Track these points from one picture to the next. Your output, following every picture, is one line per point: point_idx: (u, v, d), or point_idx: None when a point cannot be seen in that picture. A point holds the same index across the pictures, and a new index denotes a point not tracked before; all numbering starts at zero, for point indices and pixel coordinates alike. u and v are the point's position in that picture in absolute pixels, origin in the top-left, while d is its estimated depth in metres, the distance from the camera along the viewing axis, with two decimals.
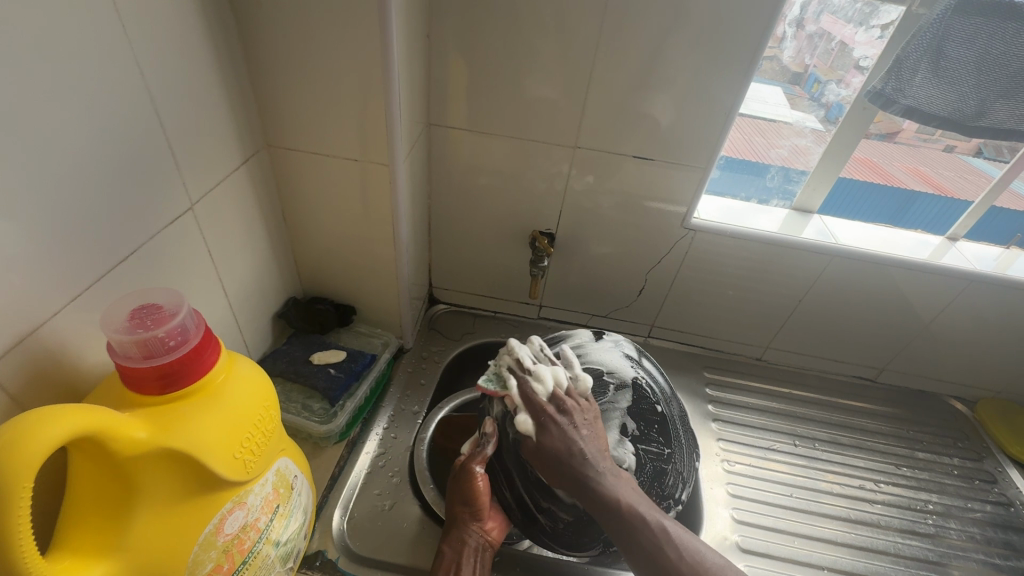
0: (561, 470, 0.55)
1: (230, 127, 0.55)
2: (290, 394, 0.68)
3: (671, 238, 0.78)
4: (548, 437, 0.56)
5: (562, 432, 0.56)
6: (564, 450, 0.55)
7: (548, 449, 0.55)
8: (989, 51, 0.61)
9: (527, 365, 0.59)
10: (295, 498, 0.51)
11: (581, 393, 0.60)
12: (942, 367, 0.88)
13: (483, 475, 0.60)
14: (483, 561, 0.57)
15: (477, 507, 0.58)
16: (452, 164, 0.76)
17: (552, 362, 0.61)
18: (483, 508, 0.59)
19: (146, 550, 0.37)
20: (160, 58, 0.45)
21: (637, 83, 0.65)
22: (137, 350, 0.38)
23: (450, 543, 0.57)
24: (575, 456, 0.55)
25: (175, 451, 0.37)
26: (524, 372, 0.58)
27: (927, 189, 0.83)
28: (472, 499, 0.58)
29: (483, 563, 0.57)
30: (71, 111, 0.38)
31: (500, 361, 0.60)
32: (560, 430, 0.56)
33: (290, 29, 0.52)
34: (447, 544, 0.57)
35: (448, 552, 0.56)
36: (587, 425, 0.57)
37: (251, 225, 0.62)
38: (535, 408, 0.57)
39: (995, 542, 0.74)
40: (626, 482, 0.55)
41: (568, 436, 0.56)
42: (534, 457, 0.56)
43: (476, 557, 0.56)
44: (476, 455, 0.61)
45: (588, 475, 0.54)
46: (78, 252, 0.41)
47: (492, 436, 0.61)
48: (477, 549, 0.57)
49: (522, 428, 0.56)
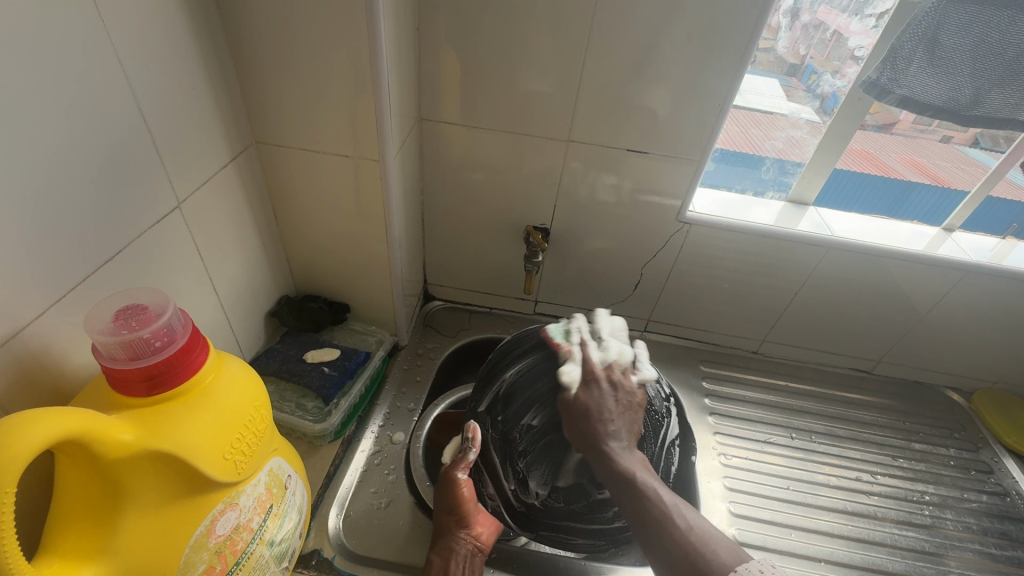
0: (584, 434, 0.54)
1: (217, 125, 0.55)
2: (283, 393, 0.68)
3: (667, 231, 0.78)
4: (590, 395, 0.55)
5: (603, 396, 0.55)
6: (596, 413, 0.54)
7: (583, 407, 0.54)
8: (985, 39, 0.60)
9: (601, 336, 0.60)
10: (289, 497, 0.51)
11: (642, 381, 0.58)
12: (938, 359, 0.88)
13: (466, 481, 0.59)
14: (472, 566, 0.57)
15: (462, 514, 0.58)
16: (445, 160, 0.75)
17: (625, 341, 0.60)
18: (470, 516, 0.58)
19: (136, 552, 0.37)
20: (143, 56, 0.44)
21: (632, 74, 0.64)
22: (123, 351, 0.37)
23: (438, 551, 0.57)
24: (605, 420, 0.54)
25: (163, 453, 0.37)
26: (587, 338, 0.59)
27: (924, 180, 0.81)
28: (462, 505, 0.58)
29: (473, 568, 0.57)
30: (51, 109, 0.38)
31: (569, 324, 0.62)
32: (600, 395, 0.55)
33: (276, 24, 0.52)
34: (435, 552, 0.57)
35: (436, 560, 0.57)
36: (627, 406, 0.56)
37: (242, 223, 0.62)
38: (585, 368, 0.56)
39: (991, 533, 0.74)
40: (642, 463, 0.53)
41: (604, 401, 0.55)
42: (568, 410, 0.55)
43: (464, 564, 0.56)
44: (458, 462, 0.60)
45: (607, 442, 0.53)
46: (61, 253, 0.40)
47: (474, 441, 0.60)
48: (468, 555, 0.57)
49: (565, 377, 0.55)
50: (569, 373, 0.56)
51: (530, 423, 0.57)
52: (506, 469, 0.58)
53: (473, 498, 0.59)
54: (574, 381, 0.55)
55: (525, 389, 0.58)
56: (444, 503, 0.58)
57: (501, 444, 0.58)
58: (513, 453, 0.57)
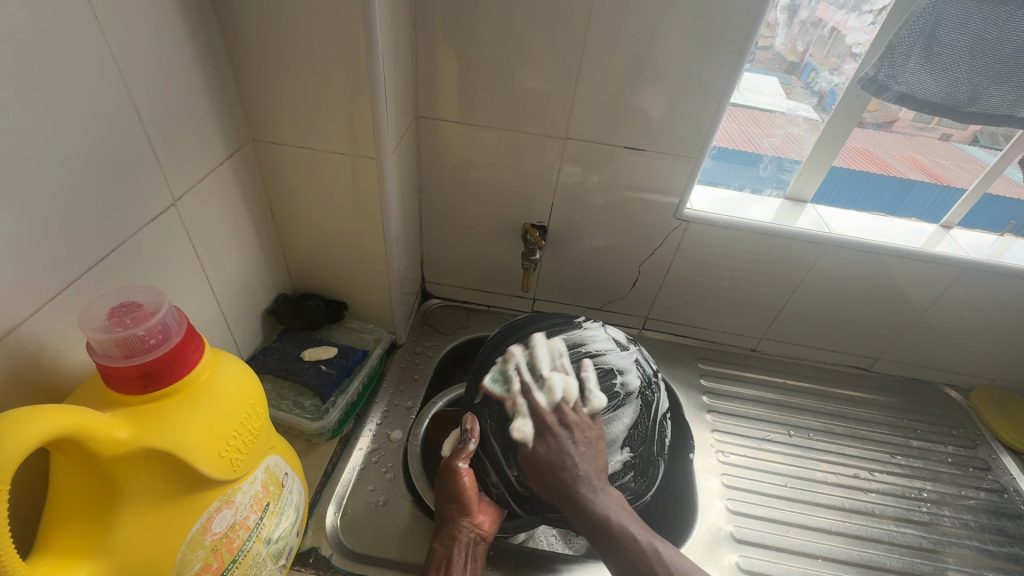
0: (551, 482, 0.56)
1: (213, 123, 0.55)
2: (281, 391, 0.68)
3: (665, 229, 0.78)
4: (545, 445, 0.56)
5: (561, 443, 0.56)
6: (558, 462, 0.55)
7: (544, 459, 0.56)
8: (983, 36, 0.60)
9: (543, 374, 0.60)
10: (286, 495, 0.51)
11: (594, 413, 0.58)
12: (936, 356, 0.88)
13: (467, 471, 0.60)
14: (474, 555, 0.57)
15: (464, 502, 0.58)
16: (443, 158, 0.75)
17: (567, 371, 0.60)
18: (472, 505, 0.58)
19: (131, 550, 0.37)
20: (138, 53, 0.44)
21: (628, 72, 0.64)
22: (117, 349, 0.37)
23: (441, 539, 0.57)
24: (571, 466, 0.56)
25: (158, 451, 0.37)
26: (530, 381, 0.59)
27: (923, 177, 0.80)
28: (463, 493, 0.58)
29: (475, 557, 0.57)
30: (45, 107, 0.37)
31: (506, 364, 0.61)
32: (559, 441, 0.56)
33: (272, 21, 0.51)
34: (438, 541, 0.57)
35: (439, 549, 0.57)
36: (586, 443, 0.57)
37: (239, 221, 0.62)
38: (539, 419, 0.57)
39: (989, 529, 0.74)
40: (614, 497, 0.56)
41: (565, 448, 0.56)
42: (529, 464, 0.56)
43: (467, 552, 0.56)
44: (459, 452, 0.60)
45: (578, 488, 0.55)
46: (56, 250, 0.40)
47: (472, 432, 0.60)
48: (470, 543, 0.57)
49: (520, 434, 0.56)
50: (521, 427, 0.57)
51: (524, 420, 0.57)
52: (511, 456, 0.57)
53: (474, 486, 0.59)
54: (527, 437, 0.56)
55: (517, 379, 0.60)
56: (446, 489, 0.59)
57: (500, 434, 0.58)
58: (515, 444, 0.57)
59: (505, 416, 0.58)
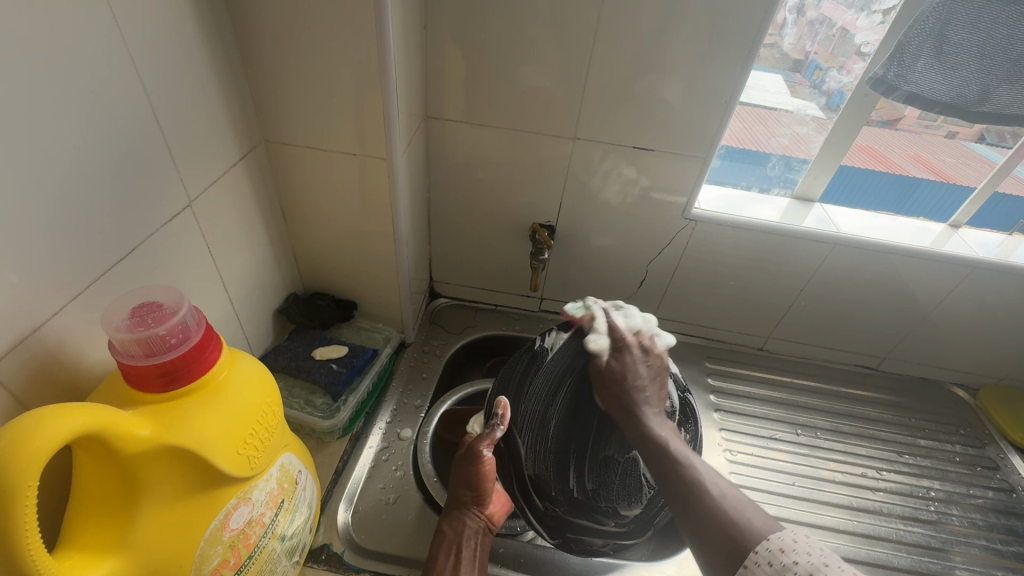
0: (618, 397, 0.54)
1: (226, 123, 0.55)
2: (292, 389, 0.69)
3: (672, 229, 0.78)
4: (623, 360, 0.55)
5: (634, 362, 0.55)
6: (630, 380, 0.54)
7: (614, 373, 0.55)
8: (993, 35, 0.60)
9: (619, 305, 0.62)
10: (300, 493, 0.51)
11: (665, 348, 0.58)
12: (944, 355, 0.88)
13: (490, 458, 0.58)
14: (481, 543, 0.58)
15: (479, 492, 0.58)
16: (452, 158, 0.75)
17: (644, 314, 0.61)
18: (487, 494, 0.58)
19: (152, 545, 0.38)
20: (154, 56, 0.45)
21: (637, 72, 0.64)
22: (138, 348, 0.38)
23: (451, 522, 0.58)
24: (637, 382, 0.54)
25: (179, 449, 0.38)
26: (608, 308, 0.61)
27: (929, 176, 0.80)
28: (483, 484, 0.57)
29: (482, 545, 0.58)
30: (66, 110, 0.38)
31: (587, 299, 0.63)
32: (631, 360, 0.55)
33: (285, 23, 0.52)
34: (448, 523, 0.58)
35: (448, 531, 0.57)
36: (654, 370, 0.56)
37: (251, 221, 0.62)
38: (613, 335, 0.57)
39: (997, 528, 0.74)
40: (672, 430, 0.53)
41: (636, 369, 0.55)
42: (598, 376, 0.55)
43: (475, 540, 0.57)
44: (483, 437, 0.58)
45: (642, 408, 0.53)
46: (76, 252, 0.41)
47: (503, 416, 0.58)
48: (477, 532, 0.58)
49: (596, 344, 0.56)
50: (596, 340, 0.56)
51: (580, 490, 0.56)
52: (597, 518, 0.57)
53: (494, 478, 0.58)
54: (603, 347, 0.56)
55: (545, 462, 0.56)
56: (466, 476, 0.58)
57: (573, 506, 0.56)
58: (590, 508, 0.56)
59: (562, 495, 0.56)
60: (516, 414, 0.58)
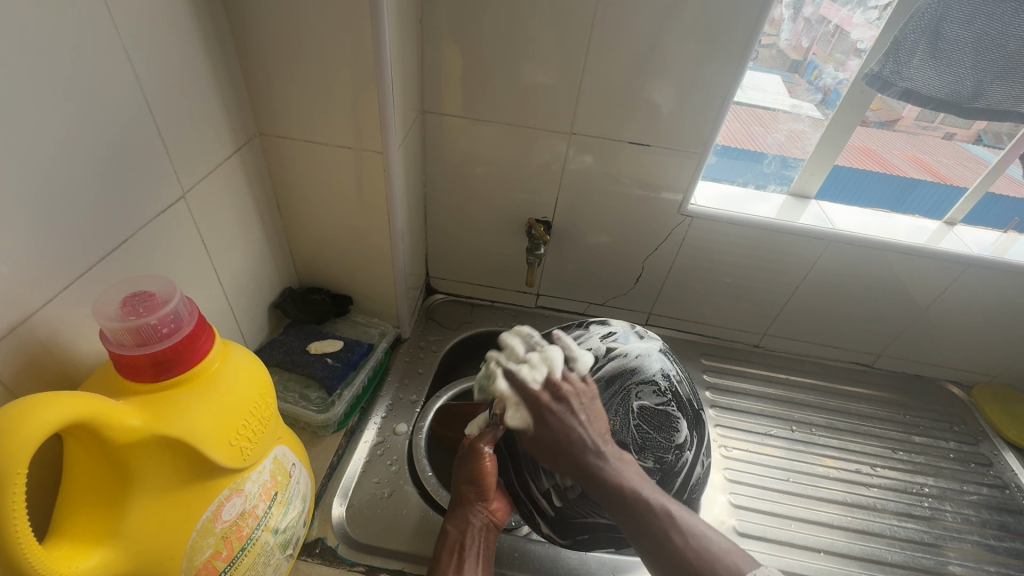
0: (562, 455, 0.53)
1: (221, 116, 0.55)
2: (287, 383, 0.69)
3: (669, 224, 0.78)
4: (551, 417, 0.54)
5: (564, 417, 0.54)
6: (564, 437, 0.53)
7: (548, 440, 0.54)
8: (987, 33, 0.60)
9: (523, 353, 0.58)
10: (294, 485, 0.51)
11: (584, 376, 0.57)
12: (938, 352, 0.88)
13: (489, 455, 0.60)
14: (486, 540, 0.58)
15: (482, 487, 0.59)
16: (448, 153, 0.75)
17: (564, 348, 0.60)
18: (491, 489, 0.59)
19: (143, 535, 0.37)
20: (147, 47, 0.45)
21: (634, 69, 0.64)
22: (130, 337, 0.38)
23: (454, 523, 0.57)
24: (578, 436, 0.53)
25: (170, 438, 0.37)
26: (511, 360, 0.58)
27: (926, 177, 0.80)
28: (484, 478, 0.58)
29: (487, 542, 0.58)
30: (56, 100, 0.38)
31: (511, 339, 0.60)
32: (561, 414, 0.54)
33: (279, 15, 0.52)
34: (451, 523, 0.58)
35: (452, 531, 0.57)
36: (589, 409, 0.55)
37: (246, 214, 0.62)
38: (529, 399, 0.55)
39: (990, 525, 0.74)
40: (631, 463, 0.53)
41: (568, 420, 0.54)
42: (535, 446, 0.55)
43: (481, 536, 0.57)
44: (483, 436, 0.61)
45: (589, 455, 0.53)
46: (68, 240, 0.41)
47: (499, 417, 0.60)
48: (482, 528, 0.58)
49: (517, 421, 0.56)
50: (513, 418, 0.56)
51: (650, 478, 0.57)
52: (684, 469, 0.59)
53: (496, 473, 0.59)
54: (524, 422, 0.55)
55: None
56: (468, 473, 0.59)
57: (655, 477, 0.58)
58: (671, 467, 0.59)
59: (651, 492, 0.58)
60: (564, 509, 0.58)
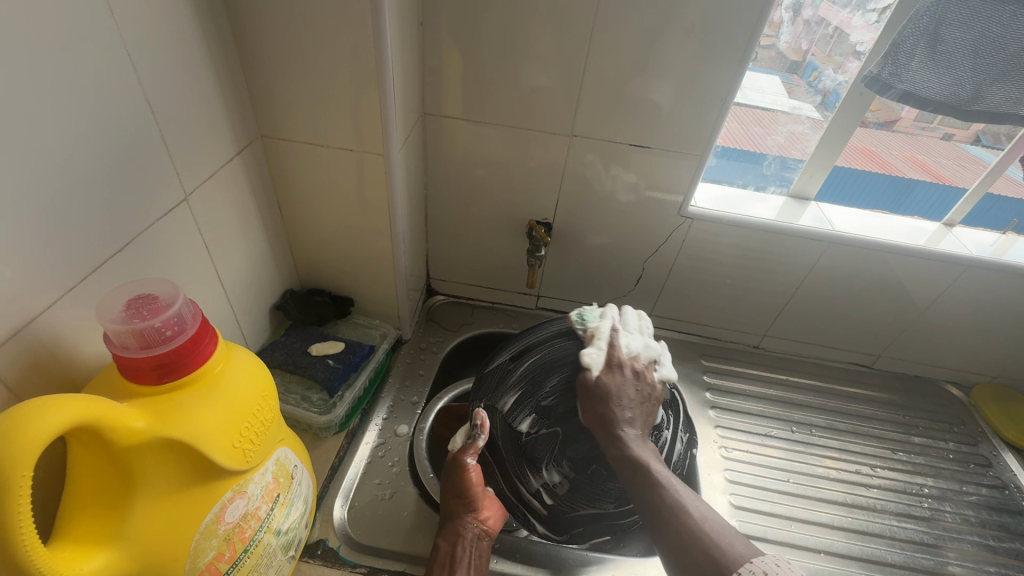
0: (601, 415, 0.56)
1: (223, 119, 0.55)
2: (288, 385, 0.69)
3: (669, 226, 0.78)
4: (611, 380, 0.57)
5: (624, 383, 0.57)
6: (616, 401, 0.56)
7: (602, 392, 0.56)
8: (986, 35, 0.61)
9: (629, 327, 0.62)
10: (296, 487, 0.51)
11: (663, 379, 0.60)
12: (938, 353, 0.89)
13: (474, 466, 0.60)
14: (479, 551, 0.57)
15: (469, 498, 0.58)
16: (449, 155, 0.75)
17: (648, 337, 0.63)
18: (478, 500, 0.58)
19: (147, 537, 0.38)
20: (150, 51, 0.45)
21: (634, 71, 0.65)
22: (134, 340, 0.38)
23: (445, 536, 0.57)
24: (624, 409, 0.56)
25: (174, 440, 0.37)
26: (615, 322, 0.62)
27: (925, 177, 0.80)
28: (469, 490, 0.58)
29: (480, 552, 0.57)
30: (59, 104, 0.38)
31: (589, 308, 0.64)
32: (622, 381, 0.57)
33: (282, 19, 0.52)
34: (443, 538, 0.57)
35: (444, 545, 0.57)
36: (643, 400, 0.58)
37: (248, 217, 0.62)
38: (611, 355, 0.59)
39: (990, 525, 0.74)
40: (652, 451, 0.56)
41: (625, 394, 0.57)
42: (585, 392, 0.57)
43: (472, 547, 0.57)
44: (466, 447, 0.60)
45: (623, 428, 0.56)
46: (71, 244, 0.41)
47: (481, 428, 0.60)
48: (473, 540, 0.57)
49: (588, 360, 0.58)
50: (592, 357, 0.58)
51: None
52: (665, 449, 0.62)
53: (482, 482, 0.59)
54: (595, 365, 0.58)
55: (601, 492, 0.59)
56: (454, 487, 0.59)
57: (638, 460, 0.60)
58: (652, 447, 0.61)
59: None
60: (553, 506, 0.60)
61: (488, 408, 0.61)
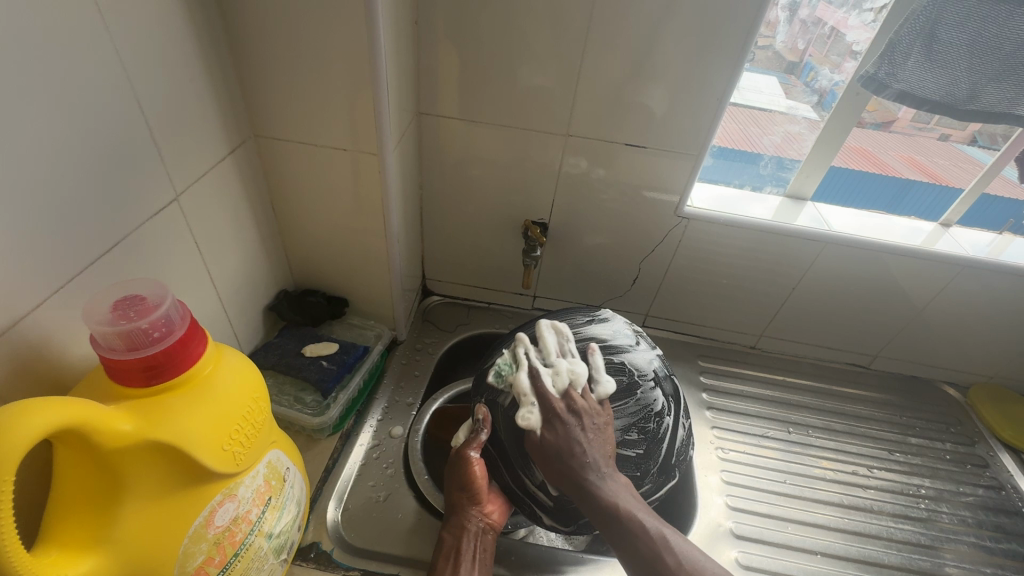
0: (560, 469, 0.55)
1: (215, 118, 0.55)
2: (282, 386, 0.68)
3: (665, 226, 0.78)
4: (557, 430, 0.55)
5: (569, 430, 0.55)
6: (568, 450, 0.54)
7: (552, 446, 0.55)
8: (982, 35, 0.60)
9: (549, 360, 0.58)
10: (288, 490, 0.51)
11: (602, 399, 0.57)
12: (934, 353, 0.89)
13: (478, 459, 0.59)
14: (483, 544, 0.57)
15: (473, 491, 0.59)
16: (444, 155, 0.75)
17: (574, 356, 0.59)
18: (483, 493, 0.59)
19: (134, 541, 0.37)
20: (140, 49, 0.44)
21: (629, 71, 0.64)
22: (120, 342, 0.38)
23: (450, 529, 0.58)
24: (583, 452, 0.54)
25: (161, 443, 0.37)
26: (539, 361, 0.58)
27: (922, 178, 0.80)
28: (474, 484, 0.58)
29: (484, 545, 0.58)
30: (47, 102, 0.37)
31: (515, 348, 0.60)
32: (566, 429, 0.55)
33: (274, 17, 0.52)
34: (447, 531, 0.58)
35: (448, 538, 0.57)
36: (595, 429, 0.56)
37: (240, 217, 0.62)
38: (546, 404, 0.56)
39: (986, 526, 0.74)
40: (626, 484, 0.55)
41: (574, 436, 0.55)
42: (538, 452, 0.55)
43: (477, 540, 0.57)
44: (471, 441, 0.60)
45: (588, 473, 0.54)
46: (59, 244, 0.40)
47: (484, 421, 0.59)
48: (478, 533, 0.58)
49: (525, 422, 0.55)
50: (524, 417, 0.55)
51: (636, 451, 0.58)
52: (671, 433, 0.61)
53: (486, 475, 0.59)
54: (533, 424, 0.55)
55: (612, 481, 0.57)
56: (459, 480, 0.59)
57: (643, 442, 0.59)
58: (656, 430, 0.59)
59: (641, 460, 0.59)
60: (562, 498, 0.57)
61: (488, 403, 0.59)
